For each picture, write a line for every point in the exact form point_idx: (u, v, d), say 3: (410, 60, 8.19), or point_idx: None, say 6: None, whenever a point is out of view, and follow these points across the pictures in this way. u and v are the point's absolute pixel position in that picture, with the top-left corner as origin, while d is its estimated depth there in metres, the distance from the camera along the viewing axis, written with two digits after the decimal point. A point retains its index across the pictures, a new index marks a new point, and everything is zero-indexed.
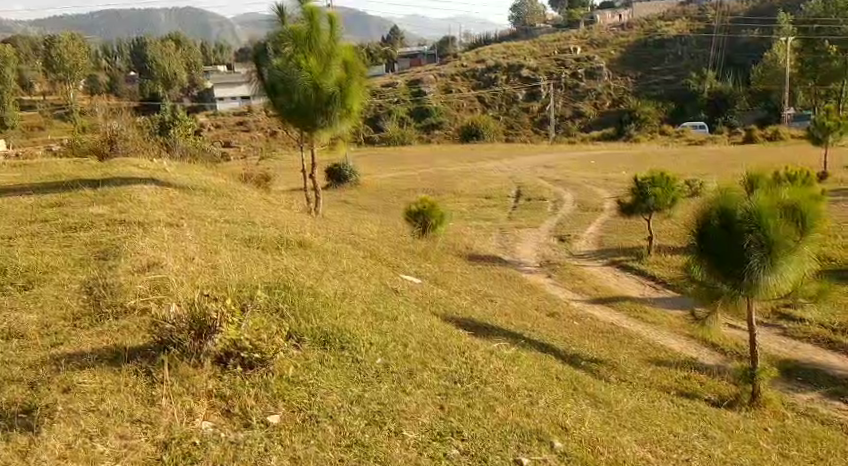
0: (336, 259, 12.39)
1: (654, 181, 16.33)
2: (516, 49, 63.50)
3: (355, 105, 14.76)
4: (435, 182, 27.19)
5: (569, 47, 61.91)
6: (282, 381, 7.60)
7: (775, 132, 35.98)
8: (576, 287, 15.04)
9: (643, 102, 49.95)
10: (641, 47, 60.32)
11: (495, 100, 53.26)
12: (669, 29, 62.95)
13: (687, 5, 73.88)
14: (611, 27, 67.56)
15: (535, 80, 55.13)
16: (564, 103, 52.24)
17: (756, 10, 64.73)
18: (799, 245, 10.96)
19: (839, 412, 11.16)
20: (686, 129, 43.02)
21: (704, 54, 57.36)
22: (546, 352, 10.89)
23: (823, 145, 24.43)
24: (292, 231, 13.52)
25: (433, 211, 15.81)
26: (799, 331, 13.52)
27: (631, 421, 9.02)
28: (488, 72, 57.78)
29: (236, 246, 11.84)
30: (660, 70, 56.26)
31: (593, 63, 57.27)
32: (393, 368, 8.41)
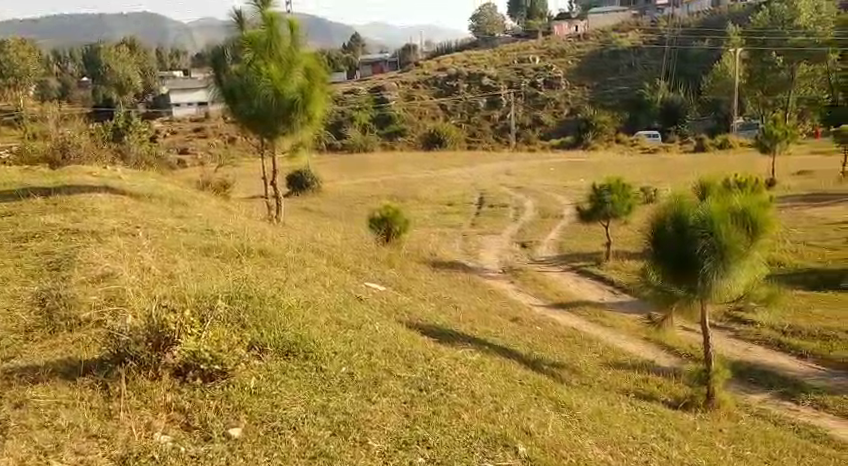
0: (300, 268, 12.32)
1: (612, 188, 16.59)
2: (477, 58, 63.97)
3: (317, 112, 14.71)
4: (397, 189, 27.26)
5: (528, 56, 62.66)
6: (244, 392, 7.51)
7: (725, 140, 36.98)
8: (537, 293, 15.21)
9: (599, 111, 50.85)
10: (596, 57, 61.48)
11: (457, 108, 53.76)
12: (623, 41, 63.90)
13: (640, 17, 75.52)
14: (568, 38, 68.68)
15: (495, 90, 55.69)
16: (523, 111, 52.89)
17: (706, 21, 66.50)
18: (751, 251, 11.25)
19: (790, 412, 11.48)
20: (640, 137, 43.95)
21: (657, 64, 58.72)
22: (509, 357, 11.00)
23: (770, 153, 25.13)
24: (251, 239, 13.40)
25: (397, 218, 15.99)
26: (751, 334, 13.87)
27: (592, 425, 9.13)
28: (449, 80, 58.09)
29: (195, 255, 11.71)
30: (615, 80, 57.40)
31: (552, 73, 58.08)
32: (358, 376, 8.39)
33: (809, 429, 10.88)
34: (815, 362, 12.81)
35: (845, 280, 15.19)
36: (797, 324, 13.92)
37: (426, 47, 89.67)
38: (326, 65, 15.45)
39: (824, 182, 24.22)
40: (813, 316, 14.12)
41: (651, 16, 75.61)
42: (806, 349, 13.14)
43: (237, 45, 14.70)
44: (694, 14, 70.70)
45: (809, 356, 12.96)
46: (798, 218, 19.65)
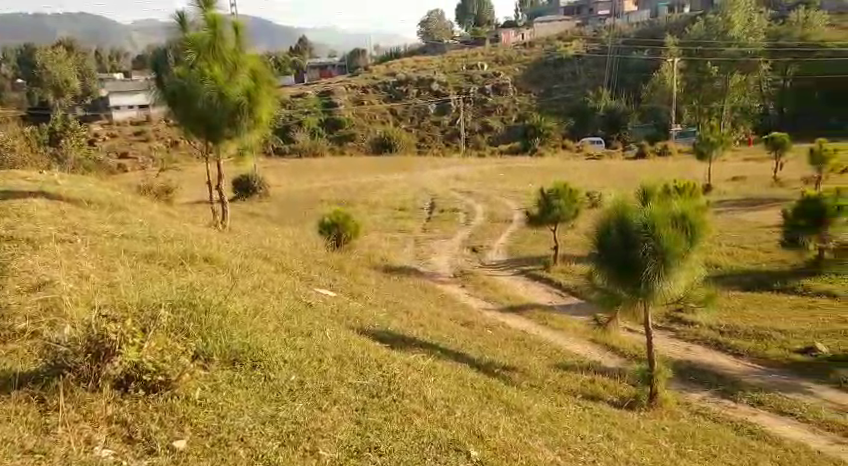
0: (248, 275, 12.14)
1: (558, 193, 16.91)
2: (425, 63, 64.04)
3: (264, 115, 14.53)
4: (347, 194, 27.15)
5: (476, 62, 62.97)
6: (188, 404, 7.35)
7: (665, 147, 38.09)
8: (487, 296, 15.36)
9: (546, 117, 51.64)
10: (542, 65, 62.31)
11: (406, 114, 53.73)
12: (567, 50, 64.97)
13: (584, 26, 76.89)
14: (514, 45, 69.41)
15: (445, 95, 55.99)
16: (472, 117, 53.31)
17: (647, 30, 68.03)
18: (690, 253, 11.63)
19: (728, 409, 11.85)
20: (585, 144, 44.82)
21: (600, 73, 60.02)
22: (461, 362, 11.08)
23: (707, 159, 25.97)
24: (196, 246, 13.13)
25: (348, 224, 16.24)
26: (691, 333, 14.28)
27: (541, 426, 9.29)
28: (398, 85, 58.08)
29: (134, 263, 11.39)
30: (560, 87, 58.42)
31: (500, 80, 58.71)
32: (308, 384, 8.28)
33: (747, 425, 11.24)
34: (751, 360, 13.26)
35: (777, 281, 15.76)
36: (734, 324, 14.37)
37: (374, 50, 88.66)
38: (272, 67, 15.29)
39: (758, 187, 25.11)
40: (748, 316, 14.60)
41: (594, 25, 77.09)
42: (743, 348, 13.59)
43: (179, 47, 14.41)
44: (634, 24, 72.37)
45: (745, 355, 13.41)
46: (734, 222, 20.40)
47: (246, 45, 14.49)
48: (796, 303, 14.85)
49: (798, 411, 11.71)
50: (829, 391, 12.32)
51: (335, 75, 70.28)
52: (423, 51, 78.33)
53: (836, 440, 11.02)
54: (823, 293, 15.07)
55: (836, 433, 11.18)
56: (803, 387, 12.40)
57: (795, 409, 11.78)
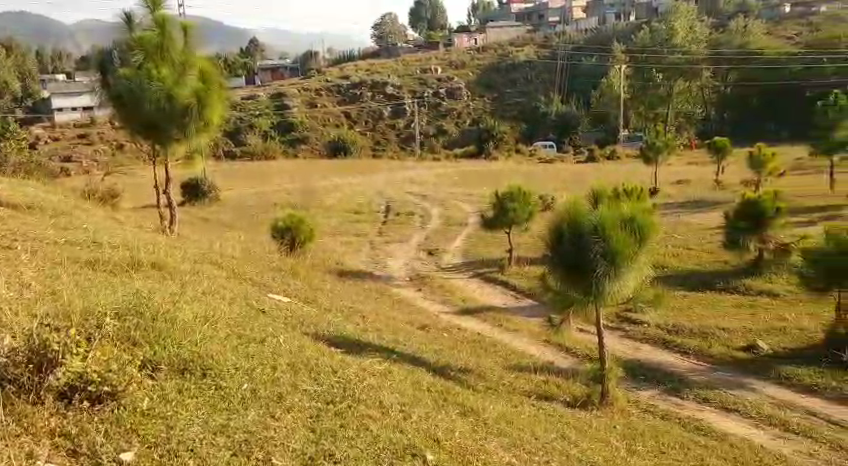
0: (199, 281, 11.45)
1: (513, 196, 17.26)
2: (379, 66, 63.53)
3: (213, 119, 14.25)
4: (300, 197, 26.85)
5: (431, 66, 62.82)
6: (137, 415, 6.76)
7: (613, 152, 39.10)
8: (444, 300, 15.56)
9: (500, 121, 52.14)
10: (496, 70, 62.72)
11: (361, 117, 53.22)
12: (520, 55, 65.23)
13: (535, 32, 77.71)
14: (468, 50, 69.59)
15: (399, 98, 55.65)
16: (427, 120, 53.46)
17: (597, 37, 69.12)
18: (638, 254, 11.00)
19: (676, 407, 11.29)
20: (538, 148, 45.54)
21: (550, 79, 60.92)
22: (417, 365, 10.70)
23: (653, 163, 26.75)
24: (142, 251, 12.45)
25: (302, 228, 16.27)
26: (640, 333, 13.99)
27: (497, 428, 8.70)
28: (352, 88, 57.05)
29: (78, 269, 10.50)
30: (512, 92, 59.12)
31: (454, 84, 58.86)
32: (261, 392, 7.64)
33: (694, 422, 10.66)
34: (697, 358, 12.85)
35: (721, 281, 16.20)
36: (680, 323, 14.13)
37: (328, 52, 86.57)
38: (222, 69, 14.99)
39: (702, 190, 25.91)
40: (695, 315, 14.49)
41: (545, 31, 77.99)
42: (689, 346, 13.22)
43: (124, 48, 14.01)
44: (583, 31, 73.52)
45: (691, 353, 13.03)
46: (678, 223, 21.14)
47: (194, 46, 14.18)
48: (738, 302, 15.09)
49: (743, 407, 11.10)
50: (771, 386, 11.78)
51: (287, 77, 67.94)
52: (377, 54, 75.90)
53: (779, 435, 10.37)
54: (763, 292, 15.48)
55: (779, 428, 10.53)
56: (747, 384, 11.86)
57: (740, 405, 11.19)
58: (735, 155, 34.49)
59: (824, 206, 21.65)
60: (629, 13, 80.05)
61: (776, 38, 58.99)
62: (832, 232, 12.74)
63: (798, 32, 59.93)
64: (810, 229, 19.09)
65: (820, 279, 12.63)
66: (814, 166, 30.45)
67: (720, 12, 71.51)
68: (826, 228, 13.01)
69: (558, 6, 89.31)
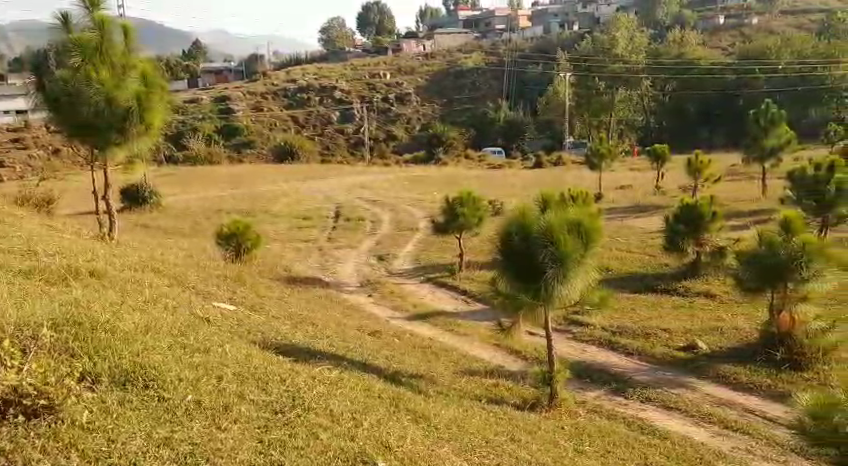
0: (139, 291, 11.21)
1: (463, 201, 17.42)
2: (327, 71, 63.29)
3: (155, 122, 14.13)
4: (247, 203, 26.62)
5: (379, 71, 62.78)
6: (75, 428, 6.66)
7: (559, 158, 39.72)
8: (395, 305, 15.63)
9: (448, 126, 52.39)
10: (444, 76, 63.06)
11: (308, 120, 52.95)
12: (467, 61, 65.64)
13: (482, 39, 78.47)
14: (416, 55, 69.88)
15: (348, 103, 55.55)
16: (377, 125, 53.65)
17: (542, 45, 70.09)
18: (585, 258, 11.17)
19: (621, 407, 11.51)
20: (486, 154, 45.95)
21: (498, 86, 61.57)
22: (367, 372, 10.68)
23: (597, 169, 27.27)
24: (80, 259, 12.16)
25: (248, 234, 16.19)
26: (586, 335, 14.21)
27: (449, 432, 8.78)
28: (299, 92, 56.53)
29: (12, 278, 10.23)
30: (461, 98, 59.62)
31: (403, 89, 59.03)
32: (206, 403, 7.58)
33: (638, 421, 10.90)
34: (640, 359, 13.12)
35: (662, 282, 16.59)
36: (624, 325, 14.42)
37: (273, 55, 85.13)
38: (164, 71, 14.83)
39: (644, 195, 26.56)
40: (638, 316, 14.79)
41: (492, 39, 78.83)
42: (632, 347, 13.49)
43: (60, 48, 13.59)
44: (529, 39, 74.50)
45: (635, 354, 13.28)
46: (622, 226, 21.62)
47: (134, 47, 14.02)
48: (677, 304, 15.42)
49: (682, 405, 11.40)
50: (710, 385, 12.10)
51: (230, 81, 66.83)
52: (325, 57, 75.37)
53: (718, 433, 10.67)
54: (700, 294, 15.86)
55: (718, 426, 10.83)
56: (687, 383, 12.16)
57: (681, 403, 11.48)
58: (674, 161, 35.39)
59: (757, 210, 22.43)
60: (573, 22, 81.43)
61: (712, 49, 60.87)
62: (766, 234, 13.21)
63: (732, 44, 62.03)
64: (744, 232, 19.76)
65: (755, 278, 13.01)
66: (745, 172, 31.51)
67: (657, 23, 73.31)
68: (758, 230, 13.46)
69: (503, 14, 90.29)
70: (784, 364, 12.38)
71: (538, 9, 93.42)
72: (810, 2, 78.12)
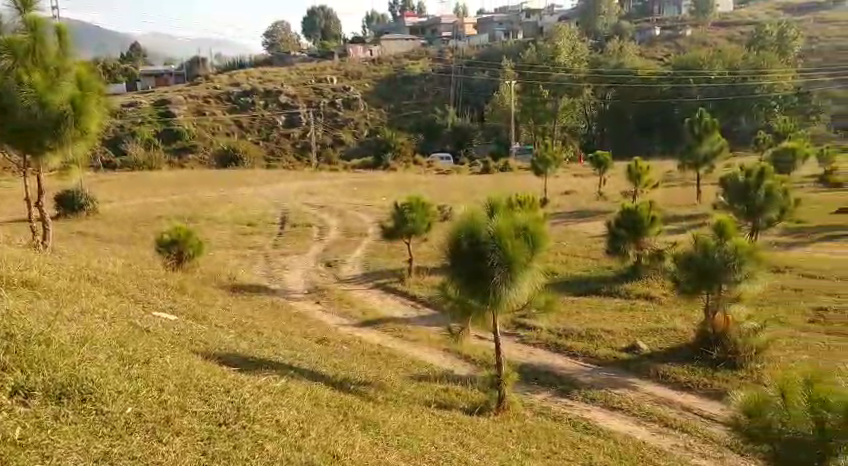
0: (75, 300, 10.94)
1: (411, 207, 17.52)
2: (273, 75, 62.83)
3: (91, 127, 13.87)
4: (191, 209, 26.31)
5: (325, 76, 62.56)
6: (8, 444, 6.54)
7: (506, 164, 40.18)
8: (342, 312, 15.65)
9: (396, 132, 52.53)
10: (391, 81, 63.22)
11: (253, 125, 52.51)
12: (415, 67, 65.94)
13: (430, 46, 78.89)
14: (363, 60, 69.88)
15: (294, 107, 55.38)
16: (324, 130, 53.54)
17: (488, 52, 70.84)
18: (530, 262, 11.36)
19: (568, 407, 11.73)
20: (434, 160, 46.22)
21: (445, 92, 62.02)
22: (314, 380, 10.67)
23: (543, 175, 27.69)
24: (14, 267, 11.85)
25: (190, 241, 16.07)
26: (533, 338, 14.42)
27: (397, 439, 8.86)
28: (243, 97, 56.03)
29: None
30: (409, 104, 59.89)
31: (350, 94, 58.98)
32: (147, 416, 7.52)
33: (583, 422, 11.12)
34: (585, 360, 13.38)
35: (606, 285, 16.93)
36: (569, 327, 14.68)
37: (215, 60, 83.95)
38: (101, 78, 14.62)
39: (587, 201, 27.07)
40: (583, 319, 15.08)
41: (439, 45, 79.37)
42: (577, 349, 13.75)
43: None
44: (475, 46, 75.21)
45: (580, 356, 13.53)
46: (567, 231, 22.03)
47: (69, 50, 13.83)
48: (620, 307, 15.76)
49: (625, 405, 11.67)
50: (652, 385, 12.40)
51: (172, 85, 65.74)
52: (269, 62, 74.85)
53: (659, 431, 10.95)
54: (642, 296, 16.24)
55: (659, 424, 11.12)
56: (629, 383, 12.44)
57: (624, 403, 11.75)
58: (615, 167, 36.17)
59: (695, 214, 23.12)
60: (517, 31, 82.66)
61: (651, 59, 62.40)
62: (701, 238, 13.60)
63: (669, 55, 63.72)
64: (682, 236, 20.33)
65: (692, 281, 13.39)
66: (682, 178, 32.46)
67: (598, 32, 74.82)
68: (693, 234, 13.86)
69: (449, 22, 91.01)
70: (721, 362, 12.76)
71: (483, 17, 94.46)
72: (742, 14, 80.97)
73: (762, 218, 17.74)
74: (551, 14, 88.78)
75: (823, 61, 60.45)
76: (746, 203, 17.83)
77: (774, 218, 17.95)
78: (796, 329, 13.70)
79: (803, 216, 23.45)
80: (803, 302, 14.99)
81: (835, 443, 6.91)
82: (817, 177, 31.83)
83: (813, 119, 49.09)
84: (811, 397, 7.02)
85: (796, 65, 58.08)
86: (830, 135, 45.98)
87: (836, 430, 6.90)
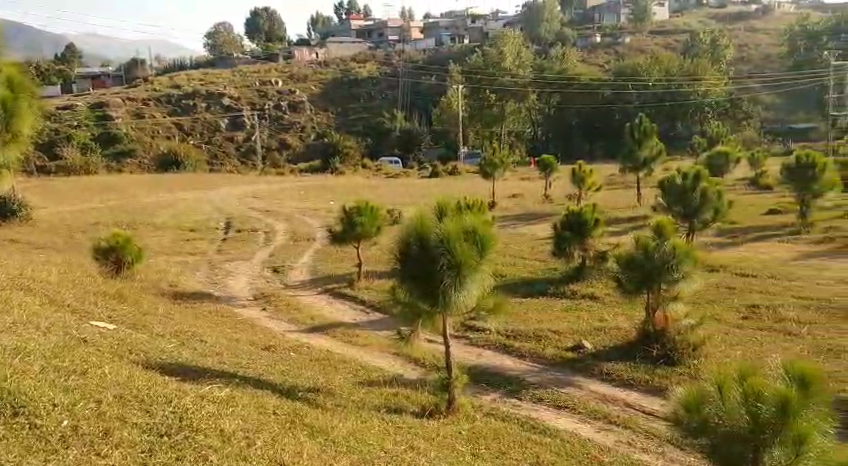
0: (8, 310, 10.70)
1: (360, 211, 17.52)
2: (215, 77, 61.93)
3: (22, 129, 12.65)
4: (131, 215, 25.88)
5: (269, 78, 61.82)
6: None
7: (454, 168, 40.45)
8: (290, 318, 15.57)
9: (343, 135, 52.37)
10: (337, 84, 62.96)
11: (195, 128, 51.75)
12: (361, 71, 65.86)
13: (376, 49, 78.88)
14: (309, 63, 69.39)
15: (238, 110, 54.77)
16: (269, 134, 53.10)
17: (435, 56, 71.14)
18: (480, 264, 11.46)
19: (516, 408, 11.87)
20: (383, 164, 46.26)
21: (392, 96, 62.14)
22: (261, 388, 10.61)
23: (490, 178, 27.95)
24: None
25: (129, 248, 15.87)
26: (482, 340, 14.55)
27: (347, 446, 8.86)
28: (184, 99, 55.10)
29: None
30: (356, 107, 59.81)
31: (295, 97, 58.58)
32: (84, 429, 7.43)
33: (531, 421, 11.27)
34: (532, 360, 13.57)
35: (552, 287, 17.19)
36: (518, 328, 14.86)
37: (156, 61, 82.34)
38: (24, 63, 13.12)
39: (533, 204, 27.47)
40: (531, 320, 15.27)
41: (386, 49, 79.45)
42: (525, 350, 13.93)
43: None
44: (421, 51, 75.48)
45: (527, 356, 13.72)
46: (513, 233, 22.33)
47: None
48: (566, 307, 16.02)
49: (570, 403, 11.88)
50: (596, 383, 12.63)
51: (109, 87, 64.26)
52: (213, 65, 73.91)
53: (602, 428, 11.17)
54: (586, 296, 16.55)
55: (603, 421, 11.35)
56: (575, 382, 12.66)
57: (569, 402, 11.96)
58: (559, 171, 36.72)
59: (636, 216, 23.65)
60: (462, 36, 83.42)
61: (592, 65, 63.57)
62: (642, 239, 13.92)
63: (609, 62, 65.06)
64: (622, 237, 20.79)
65: (634, 281, 13.69)
66: (624, 181, 33.17)
67: (541, 39, 75.92)
68: (636, 235, 14.16)
69: (395, 25, 91.15)
70: (660, 360, 13.05)
71: (429, 22, 94.91)
72: (679, 22, 83.12)
73: (698, 219, 18.22)
74: (496, 20, 89.84)
75: (753, 69, 62.64)
76: (683, 205, 18.29)
77: (709, 220, 18.40)
78: (730, 326, 14.10)
79: (737, 217, 24.26)
80: (737, 299, 15.44)
81: (767, 437, 7.18)
82: (748, 180, 32.94)
83: (744, 125, 50.97)
84: (745, 392, 7.30)
85: (728, 72, 59.99)
86: (761, 141, 47.82)
87: (769, 422, 7.16)
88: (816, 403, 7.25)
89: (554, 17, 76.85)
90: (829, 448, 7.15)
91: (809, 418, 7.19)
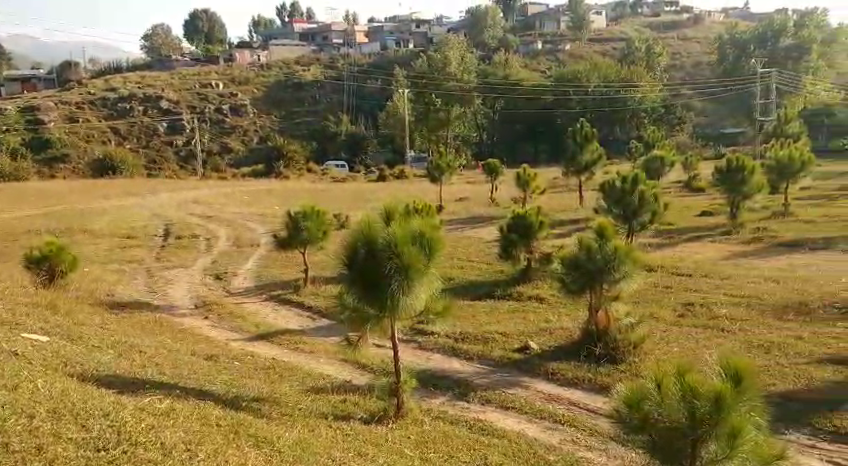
0: None
1: (306, 215, 17.46)
2: (152, 79, 60.76)
3: None
4: (66, 222, 25.25)
5: (210, 81, 60.96)
6: None
7: (400, 172, 40.53)
8: (234, 326, 15.42)
9: (286, 139, 52.02)
10: (280, 88, 62.52)
11: (132, 133, 50.72)
12: (305, 74, 65.55)
13: (319, 53, 78.50)
14: (250, 66, 68.65)
15: (177, 113, 53.85)
16: (210, 138, 52.42)
17: (379, 60, 71.18)
18: (427, 267, 11.54)
19: (464, 410, 11.97)
20: (328, 168, 46.08)
21: (337, 99, 61.99)
22: (203, 398, 10.50)
23: (436, 182, 28.12)
24: None
25: (63, 257, 15.52)
26: (431, 343, 14.62)
27: (292, 454, 8.84)
28: (120, 102, 53.91)
29: None
30: (300, 111, 59.51)
31: (237, 100, 57.96)
32: (16, 446, 7.27)
33: (479, 423, 11.38)
34: (479, 362, 13.69)
35: (497, 289, 17.37)
36: (465, 331, 14.97)
37: (90, 63, 80.29)
38: None
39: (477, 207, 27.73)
40: (478, 322, 15.42)
41: (330, 52, 79.17)
42: (473, 351, 14.05)
43: None
44: (365, 55, 75.43)
45: (475, 358, 13.85)
46: (458, 237, 22.50)
47: None
48: (512, 309, 16.20)
49: (517, 404, 12.02)
50: (541, 383, 12.82)
51: (41, 90, 62.41)
52: (150, 66, 72.43)
53: (548, 427, 11.35)
54: (532, 298, 16.77)
55: (548, 421, 11.52)
56: (522, 382, 12.82)
57: (516, 402, 12.10)
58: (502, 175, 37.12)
59: (577, 218, 24.07)
60: (407, 41, 83.68)
61: (534, 71, 64.46)
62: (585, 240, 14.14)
63: (550, 67, 66.06)
64: (565, 240, 21.14)
65: (577, 282, 13.93)
66: (565, 184, 33.68)
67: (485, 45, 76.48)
68: (579, 236, 14.41)
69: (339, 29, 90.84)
70: (603, 359, 13.30)
71: (373, 26, 94.88)
72: (618, 29, 84.77)
73: (636, 221, 18.62)
74: (439, 25, 90.29)
75: (687, 76, 64.44)
76: (622, 206, 18.69)
77: (647, 222, 18.82)
78: (668, 325, 14.45)
79: (674, 218, 24.89)
80: (674, 299, 15.81)
81: (703, 433, 7.42)
82: (683, 182, 33.80)
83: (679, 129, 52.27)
84: (683, 389, 7.52)
85: (662, 79, 61.57)
86: (694, 144, 49.38)
87: (703, 419, 7.39)
88: (748, 399, 7.52)
89: (496, 23, 77.49)
90: (762, 441, 7.42)
91: (742, 413, 7.45)
